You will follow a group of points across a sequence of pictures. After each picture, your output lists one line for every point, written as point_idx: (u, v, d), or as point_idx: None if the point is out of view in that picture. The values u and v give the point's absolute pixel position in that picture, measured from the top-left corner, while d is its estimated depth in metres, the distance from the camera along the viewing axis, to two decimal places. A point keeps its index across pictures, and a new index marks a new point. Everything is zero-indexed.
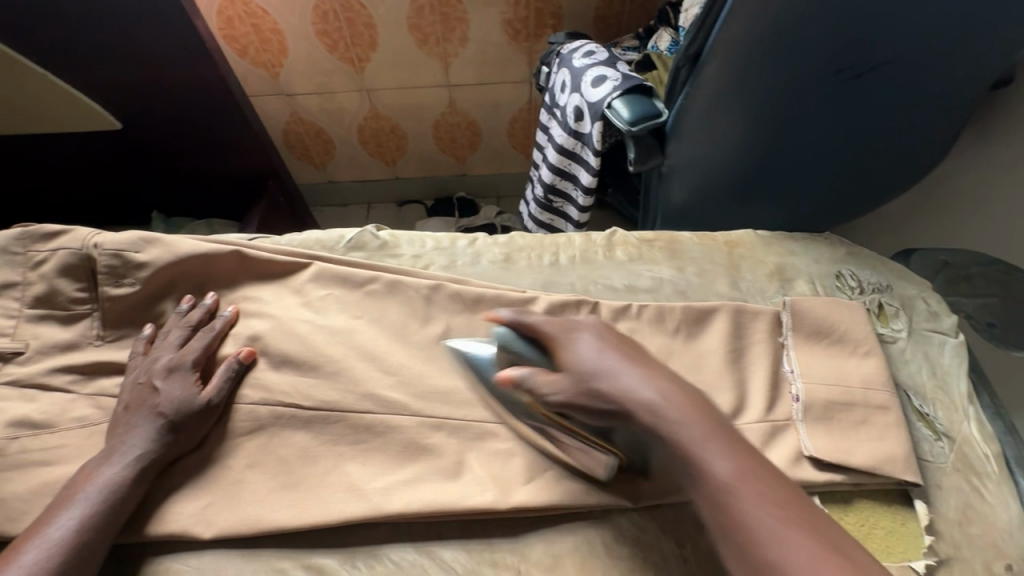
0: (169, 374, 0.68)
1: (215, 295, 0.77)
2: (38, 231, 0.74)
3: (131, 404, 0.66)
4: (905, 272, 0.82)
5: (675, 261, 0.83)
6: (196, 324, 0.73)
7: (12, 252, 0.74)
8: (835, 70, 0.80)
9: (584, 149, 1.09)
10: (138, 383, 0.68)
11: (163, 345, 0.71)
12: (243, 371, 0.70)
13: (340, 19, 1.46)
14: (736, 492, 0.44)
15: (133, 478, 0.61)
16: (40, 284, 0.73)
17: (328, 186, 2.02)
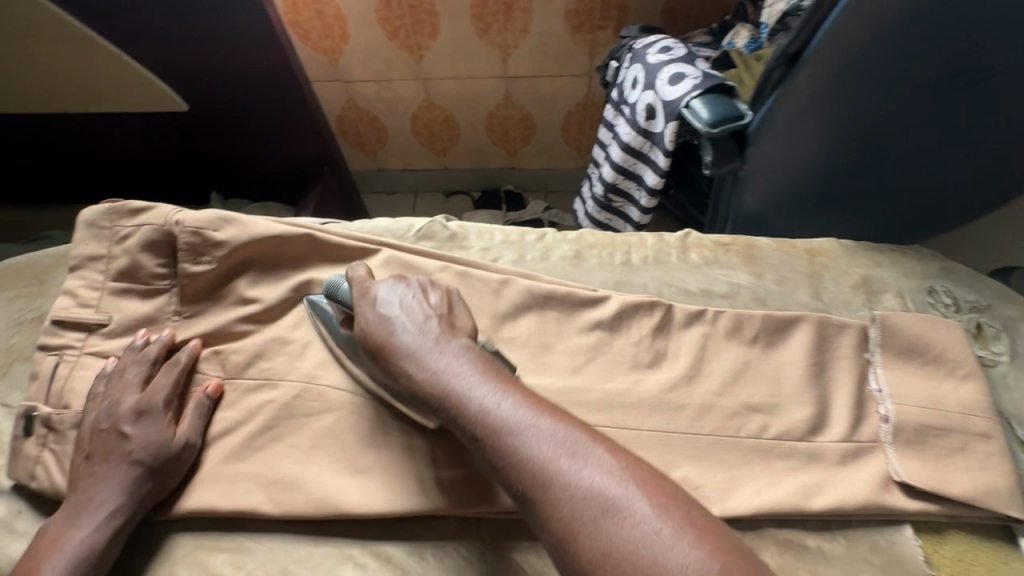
0: (139, 417, 0.64)
1: (173, 329, 0.72)
2: (124, 207, 0.75)
3: (98, 453, 0.63)
4: (1009, 293, 0.76)
5: (754, 267, 0.79)
6: (156, 360, 0.69)
7: (101, 226, 0.76)
8: (947, 75, 0.74)
9: (653, 148, 1.05)
10: (101, 429, 0.64)
11: (121, 386, 0.67)
12: (217, 398, 0.69)
13: (404, 7, 1.46)
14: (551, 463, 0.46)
15: (112, 532, 0.59)
16: (124, 258, 0.74)
17: (378, 174, 2.04)
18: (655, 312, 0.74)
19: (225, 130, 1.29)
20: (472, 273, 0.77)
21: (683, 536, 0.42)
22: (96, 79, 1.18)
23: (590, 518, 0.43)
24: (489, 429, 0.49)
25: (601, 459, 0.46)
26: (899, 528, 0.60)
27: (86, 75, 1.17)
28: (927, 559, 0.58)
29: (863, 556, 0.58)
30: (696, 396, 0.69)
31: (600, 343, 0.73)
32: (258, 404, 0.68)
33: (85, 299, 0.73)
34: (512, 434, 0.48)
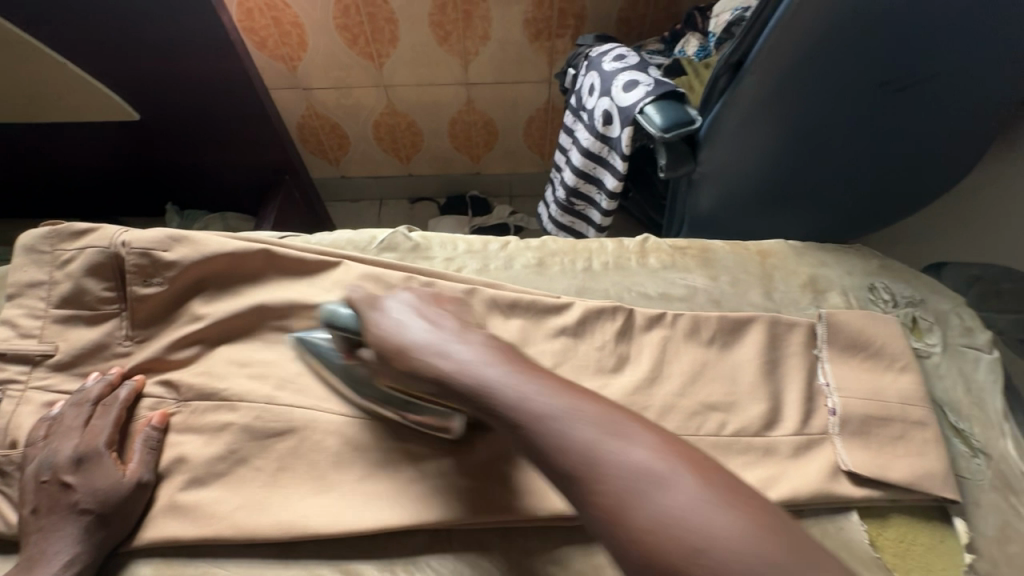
0: (80, 466, 0.61)
1: (117, 366, 0.70)
2: (66, 230, 0.73)
3: (43, 507, 0.59)
4: (939, 287, 0.81)
5: (708, 270, 0.82)
6: (96, 399, 0.66)
7: (42, 251, 0.73)
8: (880, 82, 0.79)
9: (611, 153, 1.08)
10: (41, 483, 0.60)
11: (58, 433, 0.63)
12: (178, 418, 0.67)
13: (362, 14, 1.45)
14: (610, 460, 0.44)
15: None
16: (68, 283, 0.71)
17: (341, 181, 2.01)
18: (617, 317, 0.76)
19: (181, 140, 1.25)
20: (436, 283, 0.78)
21: (729, 504, 0.40)
22: (38, 88, 1.12)
23: (637, 497, 0.41)
24: (529, 417, 0.47)
25: (663, 456, 0.43)
26: (844, 514, 0.63)
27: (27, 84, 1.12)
28: (872, 543, 0.61)
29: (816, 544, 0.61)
30: (657, 398, 0.71)
31: (564, 349, 0.74)
32: (218, 426, 0.67)
33: (27, 328, 0.70)
34: (541, 422, 0.47)
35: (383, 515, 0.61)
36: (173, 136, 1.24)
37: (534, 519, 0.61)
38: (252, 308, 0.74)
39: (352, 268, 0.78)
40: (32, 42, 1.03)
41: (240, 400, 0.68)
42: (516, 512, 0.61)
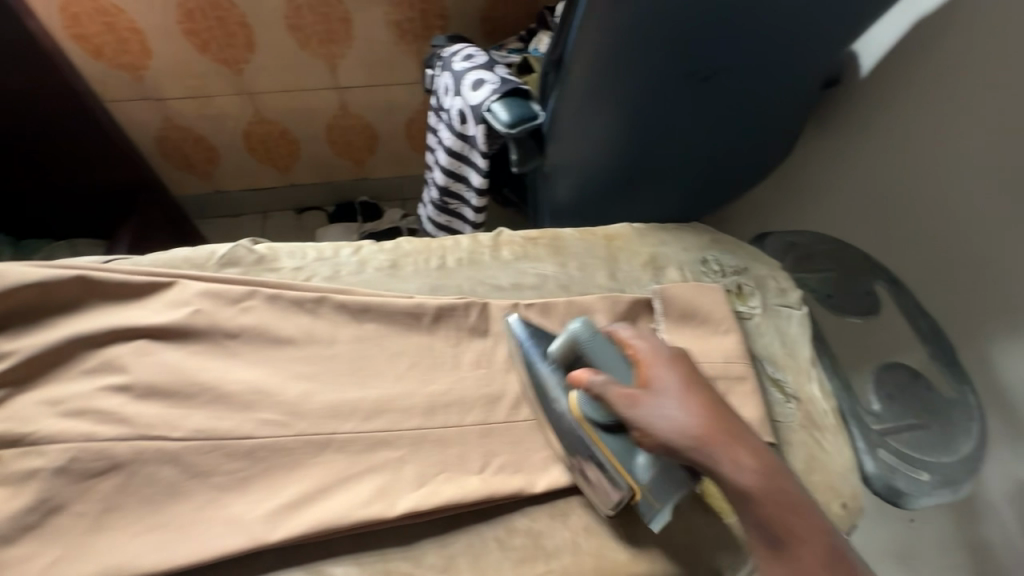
0: None
1: None
2: None
3: None
4: (759, 254, 0.91)
5: (558, 257, 0.86)
6: None
7: None
8: (686, 74, 0.86)
9: (472, 151, 1.11)
10: None
11: None
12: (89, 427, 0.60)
13: (209, 18, 1.37)
14: (771, 508, 0.55)
15: None
16: None
17: (216, 196, 1.88)
18: (470, 310, 0.77)
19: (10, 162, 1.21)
20: (282, 295, 0.75)
21: (822, 537, 0.54)
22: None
23: (775, 539, 0.54)
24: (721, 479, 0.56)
25: (793, 506, 0.55)
26: None
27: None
28: (702, 493, 0.67)
29: None
30: (512, 384, 0.72)
31: (419, 347, 0.74)
32: (26, 476, 0.60)
33: None
34: (721, 477, 0.56)
35: (223, 544, 0.58)
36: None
37: (384, 521, 0.60)
38: (68, 341, 0.67)
39: (185, 287, 0.73)
40: None
41: (54, 444, 0.61)
42: (365, 515, 0.60)
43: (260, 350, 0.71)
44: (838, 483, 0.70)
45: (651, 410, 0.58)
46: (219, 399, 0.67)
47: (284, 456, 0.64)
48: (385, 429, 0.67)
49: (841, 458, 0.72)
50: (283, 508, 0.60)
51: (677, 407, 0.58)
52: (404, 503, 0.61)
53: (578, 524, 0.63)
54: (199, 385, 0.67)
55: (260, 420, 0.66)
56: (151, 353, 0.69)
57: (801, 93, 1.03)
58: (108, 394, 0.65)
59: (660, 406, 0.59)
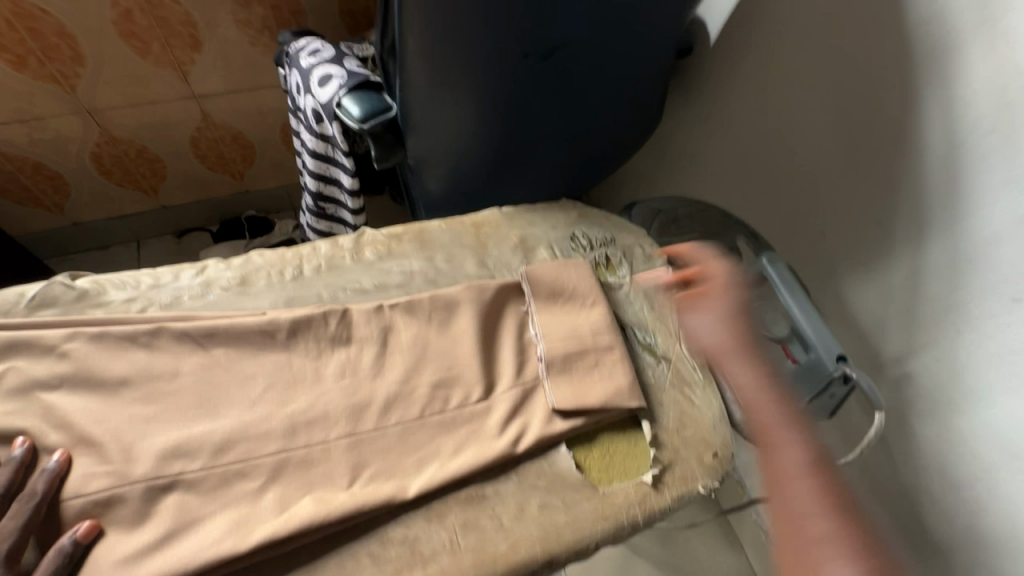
0: None
1: None
2: None
3: None
4: (625, 224, 0.93)
5: (425, 251, 0.84)
6: None
7: None
8: (524, 53, 0.86)
9: (334, 150, 1.05)
10: None
11: None
12: (55, 488, 0.57)
13: (18, 29, 1.20)
14: (780, 444, 0.59)
15: None
16: None
17: (75, 229, 1.69)
18: (329, 319, 0.73)
19: None
20: (107, 332, 0.66)
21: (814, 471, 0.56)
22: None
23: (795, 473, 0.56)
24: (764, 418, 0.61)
25: (797, 448, 0.58)
26: (554, 448, 0.69)
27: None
28: (577, 466, 0.68)
29: (532, 484, 0.66)
30: (380, 389, 0.69)
31: (275, 367, 0.69)
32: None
33: None
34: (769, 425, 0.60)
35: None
36: None
37: (240, 558, 0.56)
38: None
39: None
40: None
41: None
42: (217, 555, 0.55)
43: (83, 397, 0.63)
44: (710, 435, 0.73)
45: (695, 323, 0.69)
46: (49, 458, 0.59)
47: (121, 509, 0.58)
48: (240, 460, 0.62)
49: (711, 411, 0.75)
50: (121, 565, 0.54)
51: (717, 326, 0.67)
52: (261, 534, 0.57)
53: (456, 523, 0.62)
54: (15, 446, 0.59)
55: (89, 473, 0.59)
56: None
57: (654, 64, 1.06)
58: None
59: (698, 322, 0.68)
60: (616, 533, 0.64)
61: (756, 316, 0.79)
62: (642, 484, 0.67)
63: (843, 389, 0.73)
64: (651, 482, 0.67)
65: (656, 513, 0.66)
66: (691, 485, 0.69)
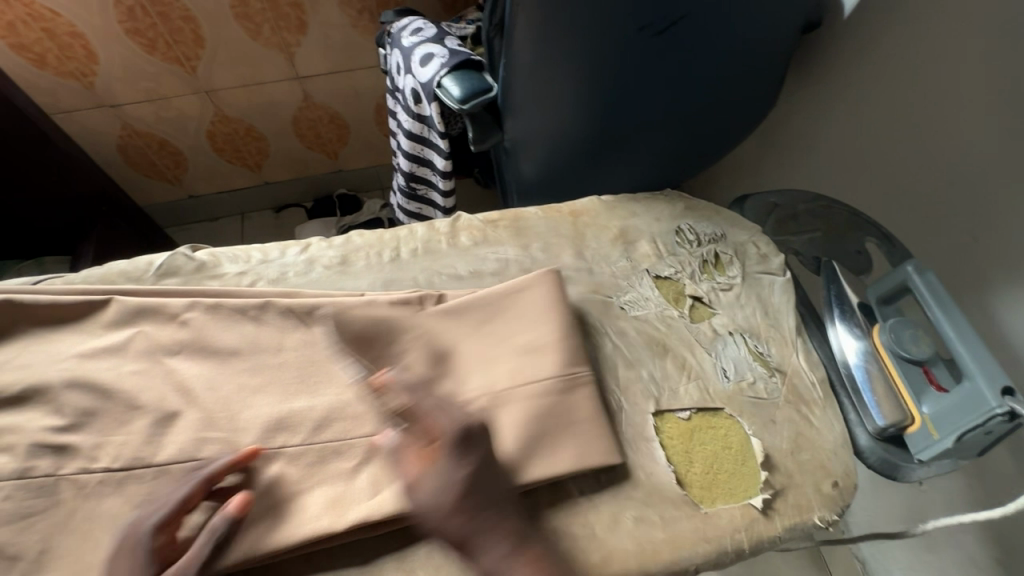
0: None
1: None
2: None
3: None
4: (738, 219, 0.85)
5: (521, 239, 0.81)
6: None
7: None
8: (639, 27, 0.79)
9: (430, 132, 1.05)
10: None
11: None
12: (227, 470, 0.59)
13: (151, 14, 1.30)
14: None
15: None
16: None
17: (190, 202, 1.83)
18: (425, 304, 0.72)
19: None
20: (222, 304, 0.69)
21: None
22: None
23: None
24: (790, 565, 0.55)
25: None
26: (652, 457, 0.64)
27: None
28: (678, 481, 0.63)
29: (628, 494, 0.61)
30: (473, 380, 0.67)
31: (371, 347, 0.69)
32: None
33: None
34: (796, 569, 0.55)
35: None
36: None
37: (336, 536, 0.57)
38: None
39: (120, 302, 0.69)
40: None
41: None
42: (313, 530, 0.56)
43: (200, 364, 0.67)
44: (829, 462, 0.65)
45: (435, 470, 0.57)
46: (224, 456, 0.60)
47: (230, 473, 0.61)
48: (339, 440, 0.63)
49: (832, 435, 0.67)
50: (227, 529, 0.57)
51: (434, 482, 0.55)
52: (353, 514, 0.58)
53: (546, 526, 0.59)
54: (142, 404, 0.64)
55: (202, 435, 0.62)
56: (88, 376, 0.64)
57: (779, 40, 0.95)
58: (40, 424, 0.61)
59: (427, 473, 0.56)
60: (717, 559, 0.59)
61: (891, 331, 0.68)
62: (749, 508, 0.61)
63: (1005, 428, 0.60)
64: (761, 508, 0.61)
65: (764, 542, 0.60)
66: (806, 516, 0.62)
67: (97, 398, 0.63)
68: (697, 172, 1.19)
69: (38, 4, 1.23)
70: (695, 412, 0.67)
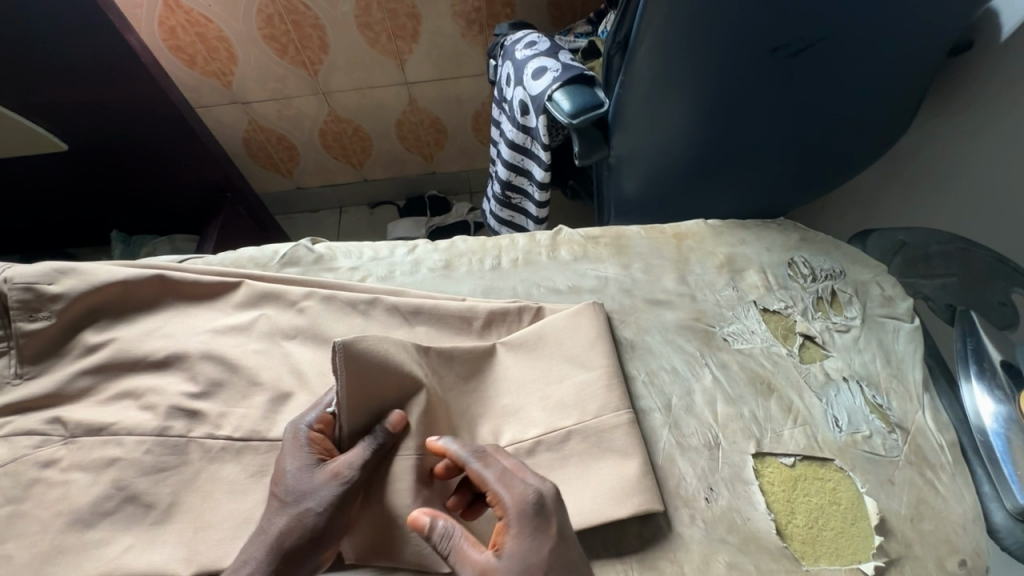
0: None
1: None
2: None
3: None
4: (860, 256, 0.79)
5: (621, 258, 0.80)
6: None
7: None
8: (773, 48, 0.77)
9: (533, 143, 1.06)
10: None
11: None
12: (390, 442, 0.57)
13: (286, 22, 1.42)
14: None
15: None
16: None
17: (297, 192, 1.98)
18: (524, 315, 0.73)
19: (117, 168, 1.36)
20: (336, 296, 0.74)
21: None
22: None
23: None
24: None
25: None
26: (749, 502, 0.60)
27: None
28: (778, 531, 0.59)
29: (721, 537, 0.58)
30: None
31: None
32: (107, 462, 0.63)
33: None
34: None
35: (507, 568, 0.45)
36: (113, 160, 1.34)
37: None
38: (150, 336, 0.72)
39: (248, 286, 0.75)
40: None
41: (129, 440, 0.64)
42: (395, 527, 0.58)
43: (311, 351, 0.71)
44: (956, 536, 0.59)
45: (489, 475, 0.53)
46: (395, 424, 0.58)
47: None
48: None
49: (961, 507, 0.60)
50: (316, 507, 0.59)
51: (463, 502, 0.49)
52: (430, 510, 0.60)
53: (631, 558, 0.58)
54: (260, 381, 0.69)
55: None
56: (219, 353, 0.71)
57: (921, 64, 0.88)
58: (176, 388, 0.68)
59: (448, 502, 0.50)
60: None
61: None
62: (858, 573, 0.56)
63: None
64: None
65: None
66: None
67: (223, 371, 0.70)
68: (806, 200, 1.12)
69: (196, 11, 1.38)
70: (802, 460, 0.63)
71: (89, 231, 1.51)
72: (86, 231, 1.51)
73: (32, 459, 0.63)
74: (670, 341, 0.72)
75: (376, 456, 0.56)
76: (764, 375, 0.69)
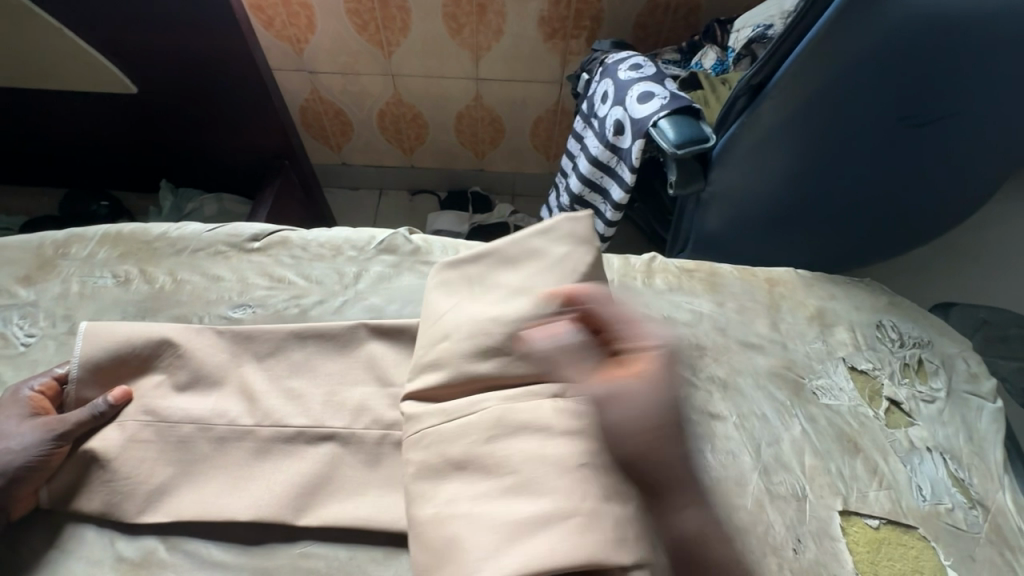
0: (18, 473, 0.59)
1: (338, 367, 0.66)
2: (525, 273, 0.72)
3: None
4: (946, 329, 0.81)
5: (714, 295, 0.81)
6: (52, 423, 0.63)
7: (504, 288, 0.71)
8: (903, 116, 0.79)
9: (619, 163, 1.05)
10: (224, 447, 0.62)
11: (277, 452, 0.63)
12: (108, 413, 0.65)
13: (373, 0, 1.41)
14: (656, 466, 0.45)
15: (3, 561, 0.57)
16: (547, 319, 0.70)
17: (341, 168, 1.95)
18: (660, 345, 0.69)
19: (181, 120, 1.33)
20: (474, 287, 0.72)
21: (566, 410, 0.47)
22: (55, 68, 1.21)
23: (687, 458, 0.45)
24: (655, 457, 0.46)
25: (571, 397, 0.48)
26: (835, 558, 0.61)
27: (41, 60, 1.19)
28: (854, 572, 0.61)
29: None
30: None
31: None
32: (222, 437, 0.64)
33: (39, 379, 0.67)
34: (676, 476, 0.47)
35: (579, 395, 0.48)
36: (179, 110, 1.31)
37: None
38: (249, 311, 0.74)
39: None
40: (61, 30, 1.13)
41: (236, 423, 0.65)
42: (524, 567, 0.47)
43: None
44: None
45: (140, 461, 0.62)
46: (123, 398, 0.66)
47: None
48: None
49: None
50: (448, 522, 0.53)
51: (45, 445, 0.61)
52: (529, 505, 0.51)
53: None
54: (373, 373, 0.68)
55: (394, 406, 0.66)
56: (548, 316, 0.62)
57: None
58: (266, 370, 0.68)
59: (91, 417, 0.64)
60: None
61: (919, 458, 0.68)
62: None
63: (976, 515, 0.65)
64: None
65: None
66: None
67: (331, 361, 0.69)
68: (874, 264, 1.14)
69: None
70: (885, 523, 0.64)
71: (136, 178, 1.48)
72: (132, 178, 1.48)
73: (138, 418, 0.65)
74: (761, 387, 0.73)
75: (91, 420, 0.64)
76: (851, 434, 0.70)
